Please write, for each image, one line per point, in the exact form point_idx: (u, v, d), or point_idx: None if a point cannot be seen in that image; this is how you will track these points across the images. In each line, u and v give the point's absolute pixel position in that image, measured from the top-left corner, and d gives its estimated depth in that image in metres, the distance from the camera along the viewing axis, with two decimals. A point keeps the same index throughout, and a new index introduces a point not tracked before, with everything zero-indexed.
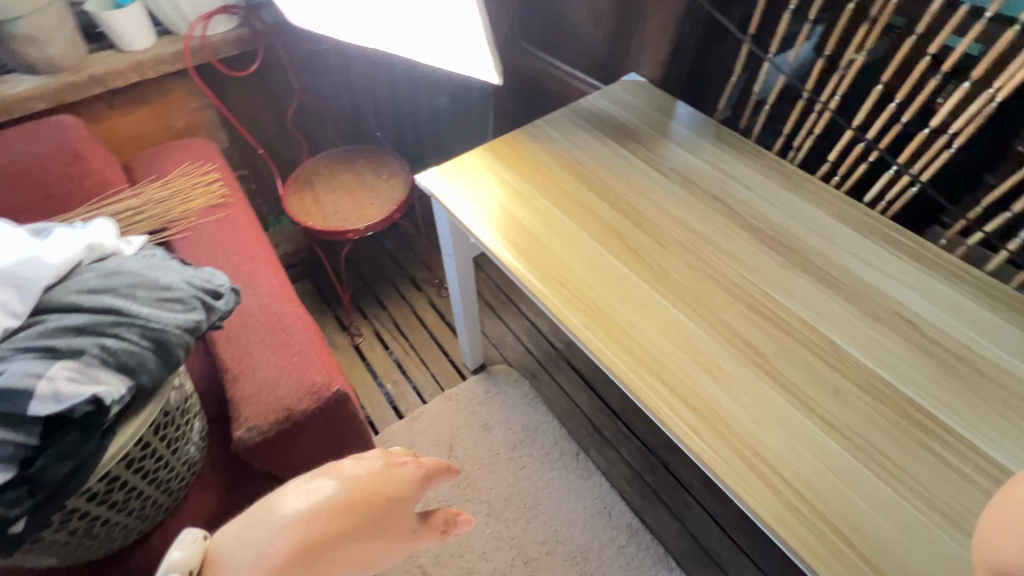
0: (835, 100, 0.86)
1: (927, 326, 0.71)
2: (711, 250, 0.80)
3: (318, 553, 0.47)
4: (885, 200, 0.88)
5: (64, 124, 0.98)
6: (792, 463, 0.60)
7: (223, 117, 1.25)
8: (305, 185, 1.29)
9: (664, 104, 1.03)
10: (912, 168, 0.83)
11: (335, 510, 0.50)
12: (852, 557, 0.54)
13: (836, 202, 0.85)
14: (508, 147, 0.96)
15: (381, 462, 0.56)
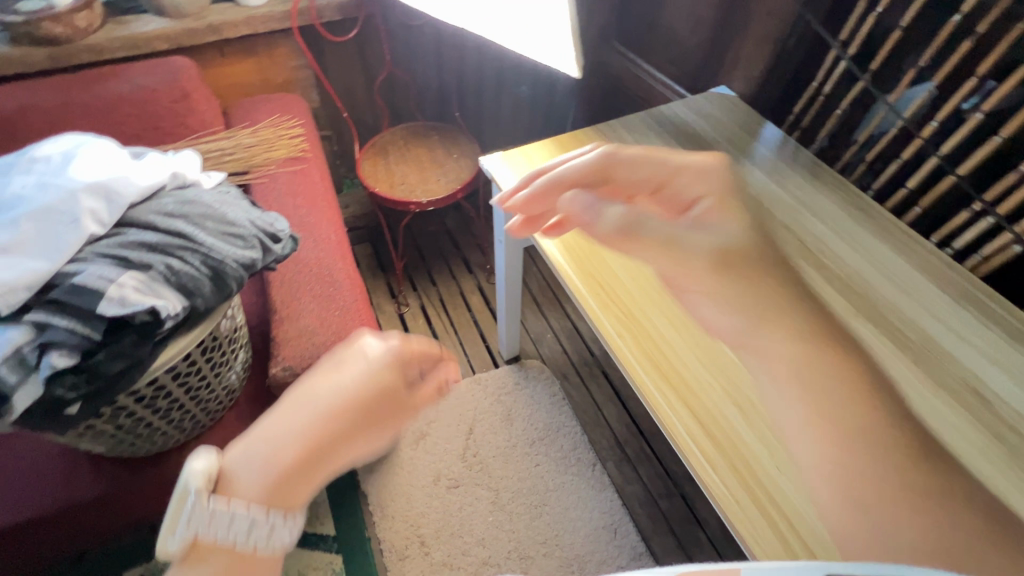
0: (933, 126, 0.76)
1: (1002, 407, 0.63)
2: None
3: (324, 457, 0.47)
4: (981, 255, 0.77)
5: (178, 64, 1.08)
6: (809, 518, 0.55)
7: (316, 78, 1.32)
8: (379, 152, 1.34)
9: (748, 122, 0.97)
10: (1015, 226, 0.71)
11: (336, 414, 0.49)
12: None
13: (923, 254, 0.78)
14: (576, 143, 0.94)
15: (363, 364, 0.53)
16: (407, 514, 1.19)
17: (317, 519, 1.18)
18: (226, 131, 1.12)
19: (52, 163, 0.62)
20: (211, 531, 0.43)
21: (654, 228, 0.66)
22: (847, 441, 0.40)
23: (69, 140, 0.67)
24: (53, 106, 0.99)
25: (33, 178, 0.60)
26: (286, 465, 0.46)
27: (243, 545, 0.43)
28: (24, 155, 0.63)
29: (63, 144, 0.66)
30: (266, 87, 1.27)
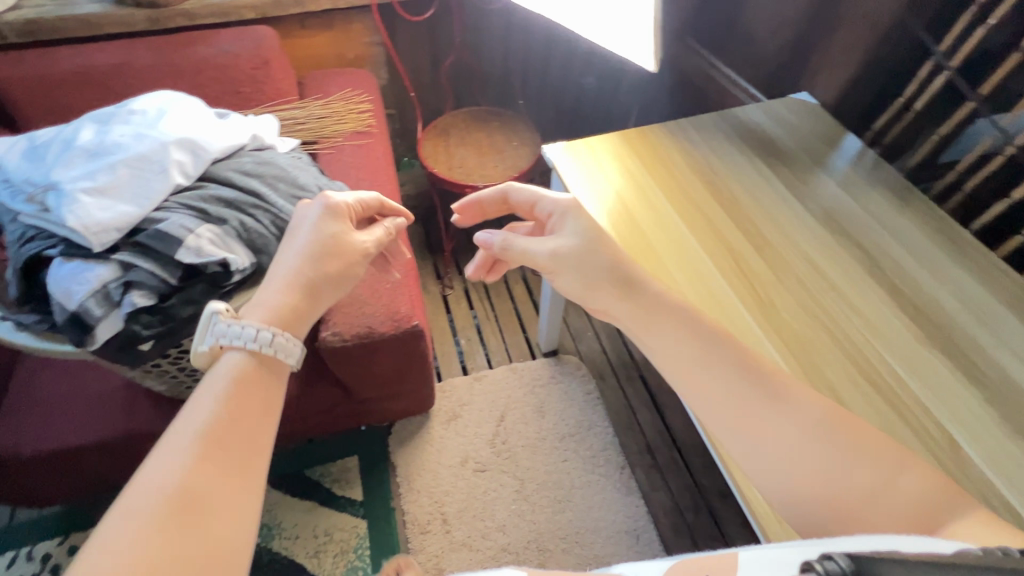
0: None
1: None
2: (835, 298, 0.72)
3: (320, 288, 0.55)
4: None
5: (262, 32, 1.12)
6: None
7: (388, 57, 1.34)
8: (441, 134, 1.36)
9: (827, 131, 0.92)
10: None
11: (313, 258, 0.55)
12: None
13: (1016, 290, 0.71)
14: (642, 138, 0.92)
15: (321, 219, 0.58)
16: (433, 490, 1.21)
17: (348, 483, 1.22)
18: (299, 100, 1.16)
19: (145, 115, 0.66)
20: (231, 342, 0.47)
21: (525, 261, 0.62)
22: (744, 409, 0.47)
23: (159, 97, 0.70)
24: (148, 65, 1.05)
25: (129, 127, 0.64)
26: (285, 303, 0.53)
27: (259, 341, 0.47)
28: (121, 107, 0.67)
29: (155, 100, 0.69)
30: (339, 62, 1.31)
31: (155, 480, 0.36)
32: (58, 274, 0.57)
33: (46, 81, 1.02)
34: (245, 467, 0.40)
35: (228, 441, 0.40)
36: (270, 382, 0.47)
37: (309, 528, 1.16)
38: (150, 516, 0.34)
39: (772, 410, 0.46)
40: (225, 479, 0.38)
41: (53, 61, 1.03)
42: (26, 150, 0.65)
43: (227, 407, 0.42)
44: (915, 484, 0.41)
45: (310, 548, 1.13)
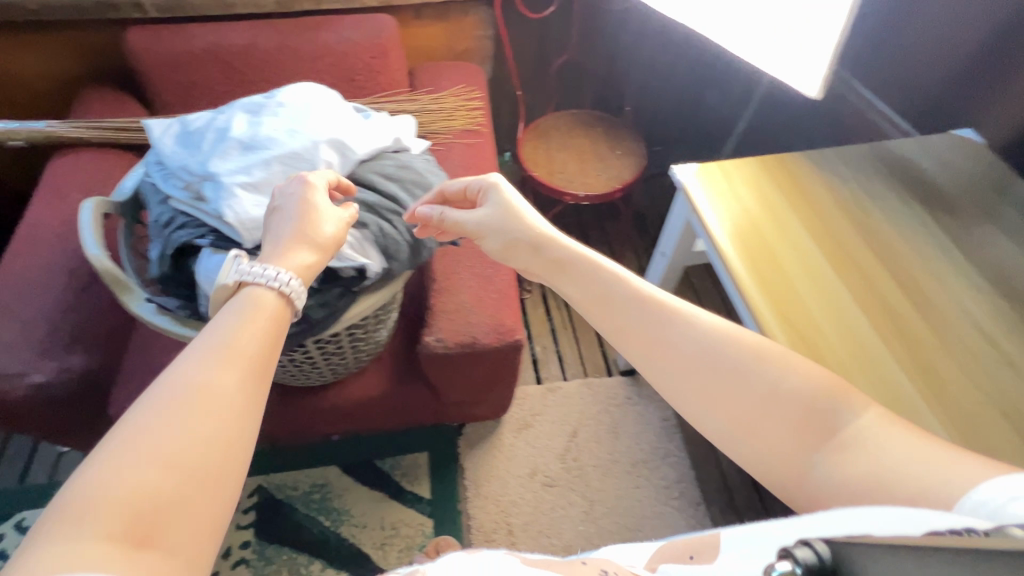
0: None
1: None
2: (1010, 376, 0.64)
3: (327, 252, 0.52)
4: None
5: (382, 21, 1.11)
6: None
7: (497, 52, 1.31)
8: (542, 135, 1.31)
9: (997, 178, 0.82)
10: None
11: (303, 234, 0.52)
12: None
13: None
14: (781, 167, 0.85)
15: (297, 201, 0.54)
16: (500, 498, 1.20)
17: (416, 478, 1.22)
18: (410, 92, 1.15)
19: (294, 109, 0.65)
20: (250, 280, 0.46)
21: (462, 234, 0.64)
22: (693, 376, 0.49)
23: (304, 88, 0.69)
24: (272, 48, 1.06)
25: (280, 121, 0.63)
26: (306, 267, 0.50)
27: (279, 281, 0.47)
28: (269, 97, 0.67)
29: (301, 92, 0.68)
30: (448, 54, 1.28)
31: (167, 380, 0.37)
32: (205, 266, 0.58)
33: (178, 57, 1.04)
34: (257, 377, 0.40)
35: (241, 353, 0.40)
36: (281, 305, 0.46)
37: (377, 519, 1.17)
38: (166, 405, 0.35)
39: (711, 366, 0.49)
40: (237, 383, 0.39)
41: (186, 37, 1.05)
42: (182, 134, 0.66)
43: (239, 324, 0.42)
44: (805, 377, 0.46)
45: (377, 539, 1.14)
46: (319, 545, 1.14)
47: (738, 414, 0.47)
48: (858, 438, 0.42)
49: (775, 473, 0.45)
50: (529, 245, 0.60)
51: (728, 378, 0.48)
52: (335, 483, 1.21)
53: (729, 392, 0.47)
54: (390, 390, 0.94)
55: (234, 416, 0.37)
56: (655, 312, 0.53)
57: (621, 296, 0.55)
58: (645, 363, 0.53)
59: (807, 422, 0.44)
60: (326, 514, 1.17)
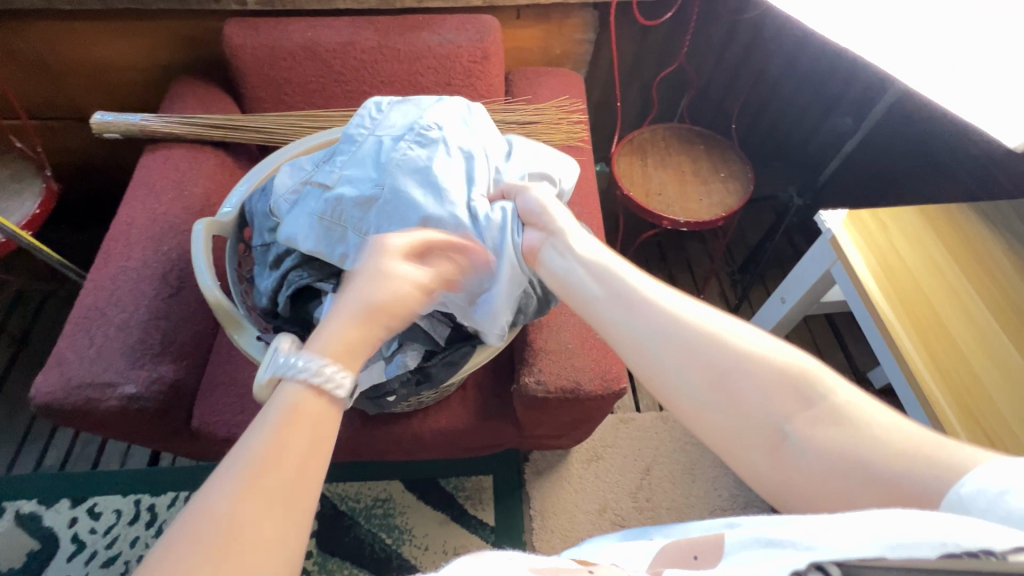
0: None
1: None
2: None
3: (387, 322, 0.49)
4: None
5: (487, 22, 1.04)
6: None
7: (597, 56, 1.22)
8: (637, 150, 1.22)
9: None
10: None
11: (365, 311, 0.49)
12: None
13: None
14: (947, 220, 0.74)
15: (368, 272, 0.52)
16: (566, 533, 1.14)
17: (481, 503, 1.17)
18: (507, 101, 1.07)
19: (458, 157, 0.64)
20: (295, 375, 0.43)
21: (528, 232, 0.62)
22: (677, 346, 0.47)
23: (456, 115, 0.67)
24: (372, 48, 1.01)
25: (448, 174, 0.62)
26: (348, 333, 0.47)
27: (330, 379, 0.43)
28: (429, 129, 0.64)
29: (457, 124, 0.66)
30: (544, 57, 1.20)
31: (197, 514, 0.35)
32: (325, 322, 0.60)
33: (276, 54, 1.00)
34: (291, 501, 0.37)
35: (279, 473, 0.37)
36: (322, 404, 0.43)
37: (438, 541, 1.13)
38: (192, 551, 0.33)
39: (699, 334, 0.47)
40: (268, 509, 0.36)
41: (284, 32, 1.01)
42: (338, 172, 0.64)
43: (274, 433, 0.39)
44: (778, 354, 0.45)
45: (438, 564, 1.11)
46: (379, 564, 1.11)
47: (713, 380, 0.45)
48: (836, 411, 0.41)
49: (743, 445, 0.44)
50: (603, 287, 0.53)
51: (706, 345, 0.46)
52: (398, 499, 1.18)
53: (709, 356, 0.46)
54: (475, 424, 0.88)
55: (256, 553, 0.34)
56: (637, 293, 0.51)
57: (628, 291, 0.52)
58: (620, 325, 0.51)
59: (784, 394, 0.43)
60: (388, 531, 1.14)
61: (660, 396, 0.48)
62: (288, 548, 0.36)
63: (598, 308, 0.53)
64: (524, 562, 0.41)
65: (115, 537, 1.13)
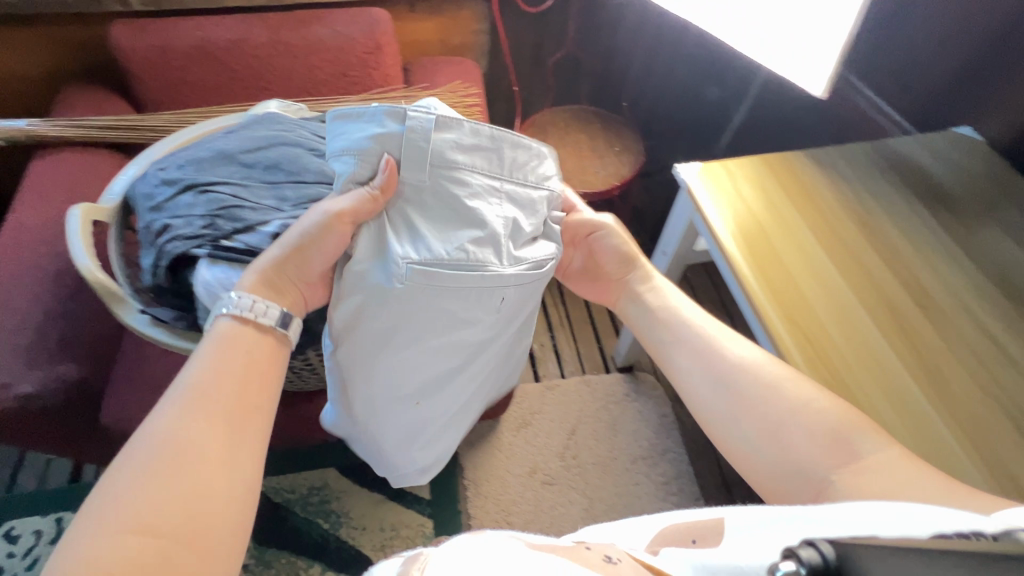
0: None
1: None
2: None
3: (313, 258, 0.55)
4: None
5: (376, 15, 1.09)
6: None
7: (494, 46, 1.29)
8: (538, 132, 1.30)
9: (997, 176, 0.83)
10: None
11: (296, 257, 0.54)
12: None
13: None
14: (786, 167, 0.85)
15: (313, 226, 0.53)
16: (500, 496, 1.20)
17: None
18: (405, 89, 1.12)
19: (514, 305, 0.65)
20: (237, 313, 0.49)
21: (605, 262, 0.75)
22: (742, 388, 0.56)
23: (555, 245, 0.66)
24: (263, 43, 1.03)
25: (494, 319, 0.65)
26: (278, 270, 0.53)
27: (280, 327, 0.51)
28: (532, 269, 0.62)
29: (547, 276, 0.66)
30: (442, 48, 1.25)
31: (148, 436, 0.41)
32: (206, 277, 0.55)
33: (166, 54, 1.01)
34: (239, 425, 0.44)
35: (218, 401, 0.44)
36: (258, 342, 0.50)
37: (376, 520, 1.16)
38: (143, 463, 0.39)
39: (766, 380, 0.55)
40: (216, 434, 0.42)
41: (173, 33, 1.02)
42: (430, 210, 0.58)
43: (218, 367, 0.46)
44: (829, 405, 0.51)
45: (376, 542, 1.14)
46: (319, 548, 1.13)
47: (766, 429, 0.52)
48: (880, 463, 0.46)
49: (792, 489, 0.49)
50: (691, 346, 0.62)
51: (764, 397, 0.54)
52: (333, 486, 1.20)
53: (758, 397, 0.54)
54: None
55: (205, 474, 0.40)
56: (707, 347, 0.61)
57: (706, 347, 0.61)
58: (696, 376, 0.60)
59: (831, 448, 0.48)
60: (326, 517, 1.16)
61: (718, 440, 0.57)
62: (237, 471, 0.42)
63: (676, 364, 0.63)
64: (522, 539, 0.42)
65: (35, 559, 1.08)
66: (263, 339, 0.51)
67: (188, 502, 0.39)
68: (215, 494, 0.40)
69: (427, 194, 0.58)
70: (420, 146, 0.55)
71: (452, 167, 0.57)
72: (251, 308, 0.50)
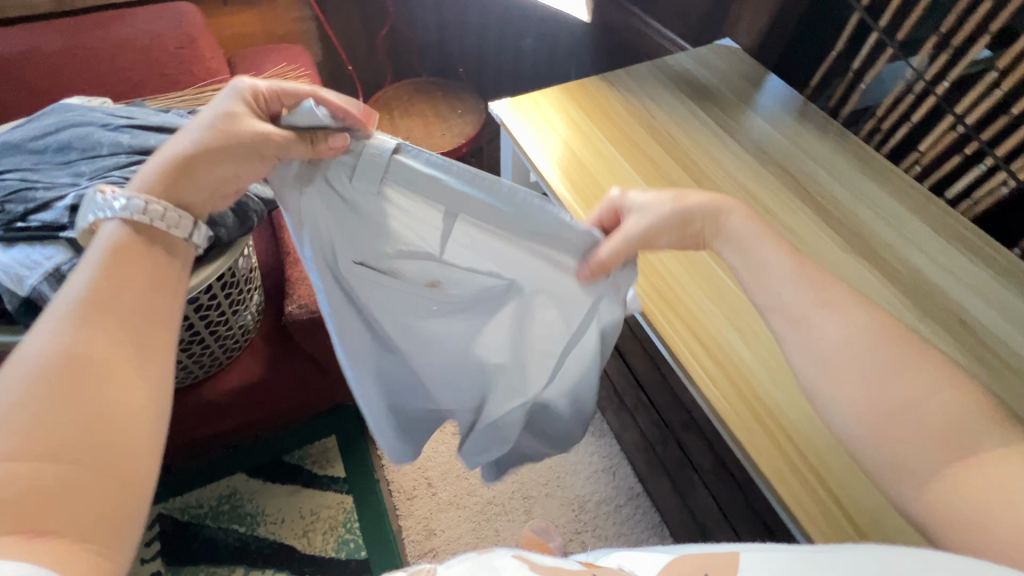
0: (946, 84, 0.77)
1: (999, 345, 0.67)
2: (789, 238, 0.77)
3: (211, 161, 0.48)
4: (971, 199, 0.81)
5: (185, 11, 1.08)
6: (801, 425, 0.64)
7: (322, 32, 1.31)
8: (383, 107, 1.34)
9: (753, 75, 0.99)
10: (1012, 165, 0.74)
11: (194, 158, 0.47)
12: (830, 509, 0.60)
13: (904, 187, 0.82)
14: (584, 92, 0.96)
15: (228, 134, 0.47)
16: (414, 456, 1.24)
17: (328, 462, 1.22)
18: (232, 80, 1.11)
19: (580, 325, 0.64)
20: (134, 221, 0.44)
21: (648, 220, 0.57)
22: (860, 354, 0.46)
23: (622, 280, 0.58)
24: (58, 51, 0.98)
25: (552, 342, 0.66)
26: (168, 167, 0.46)
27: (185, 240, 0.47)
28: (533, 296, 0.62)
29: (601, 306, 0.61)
30: (268, 39, 1.25)
31: (34, 355, 0.36)
32: (3, 261, 0.55)
33: None
34: (142, 343, 0.41)
35: (110, 316, 0.40)
36: (162, 259, 0.45)
37: (294, 510, 1.16)
38: (28, 380, 0.35)
39: (883, 352, 0.45)
40: (121, 357, 0.39)
41: None
42: (350, 223, 0.56)
43: (114, 278, 0.41)
44: (955, 395, 0.42)
45: (299, 529, 1.14)
46: (239, 552, 1.11)
47: (873, 410, 0.45)
48: (995, 466, 0.39)
49: (889, 479, 0.44)
50: (786, 315, 0.51)
51: (892, 381, 0.44)
52: (243, 489, 1.17)
53: (851, 364, 0.46)
54: (269, 373, 0.96)
55: (101, 401, 0.37)
56: (820, 314, 0.49)
57: (814, 315, 0.49)
58: (801, 343, 0.50)
59: (934, 442, 0.42)
60: (241, 521, 1.14)
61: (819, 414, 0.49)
62: (136, 385, 0.39)
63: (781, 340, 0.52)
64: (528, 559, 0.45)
65: None
66: (157, 250, 0.45)
67: (95, 428, 0.36)
68: (125, 418, 0.38)
69: (366, 206, 0.55)
70: (378, 165, 0.52)
71: (410, 192, 0.54)
72: (162, 218, 0.45)
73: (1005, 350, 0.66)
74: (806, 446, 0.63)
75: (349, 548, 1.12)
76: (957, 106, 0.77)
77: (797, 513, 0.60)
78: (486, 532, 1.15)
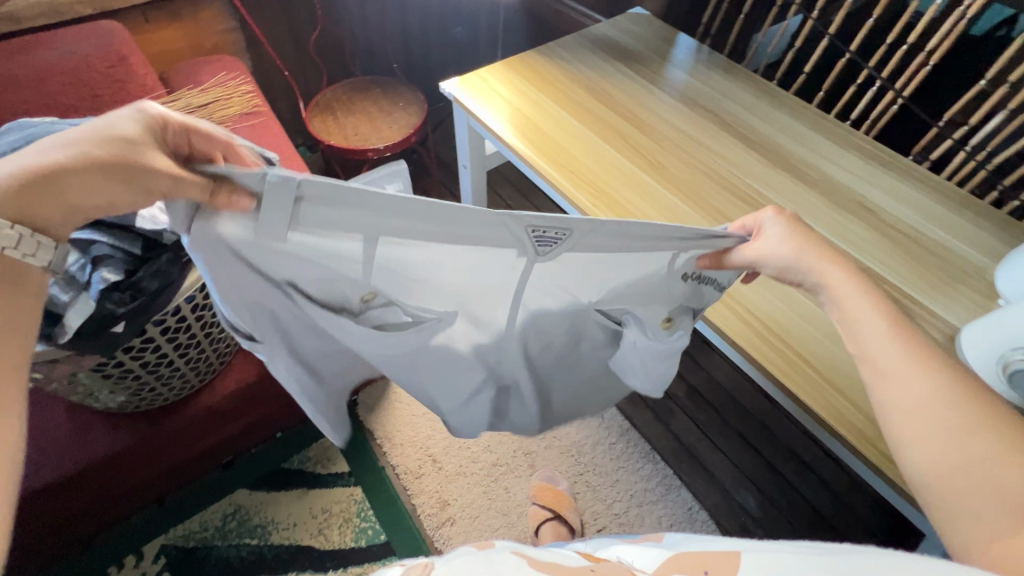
0: (815, 11, 0.92)
1: (897, 222, 0.82)
2: (722, 163, 0.89)
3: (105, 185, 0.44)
4: (872, 118, 0.96)
5: (109, 28, 1.06)
6: (762, 307, 0.77)
7: (250, 39, 1.31)
8: (325, 109, 1.36)
9: (667, 34, 1.12)
10: (897, 86, 0.89)
11: (84, 177, 0.43)
12: (798, 366, 0.72)
13: (809, 114, 0.97)
14: (523, 65, 1.04)
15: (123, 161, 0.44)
16: (414, 438, 1.28)
17: (330, 460, 1.23)
18: (170, 94, 1.10)
19: (571, 292, 0.63)
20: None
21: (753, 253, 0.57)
22: (946, 414, 0.43)
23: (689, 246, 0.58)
24: None
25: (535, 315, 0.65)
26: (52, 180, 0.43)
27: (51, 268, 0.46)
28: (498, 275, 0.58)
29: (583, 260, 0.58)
30: (197, 53, 1.24)
31: None
32: None
33: None
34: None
35: None
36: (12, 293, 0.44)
37: (304, 512, 1.16)
38: None
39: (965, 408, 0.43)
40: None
41: None
42: (278, 256, 0.50)
43: None
44: None
45: (313, 530, 1.14)
46: (254, 564, 1.10)
47: (948, 468, 0.42)
48: None
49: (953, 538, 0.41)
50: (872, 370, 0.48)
51: (985, 452, 0.40)
52: (247, 504, 1.16)
53: (926, 420, 0.43)
54: (265, 371, 0.97)
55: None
56: (909, 376, 0.45)
57: (898, 374, 0.46)
58: (883, 393, 0.47)
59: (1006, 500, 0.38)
60: (252, 534, 1.13)
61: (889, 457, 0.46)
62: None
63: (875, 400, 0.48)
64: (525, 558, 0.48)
65: None
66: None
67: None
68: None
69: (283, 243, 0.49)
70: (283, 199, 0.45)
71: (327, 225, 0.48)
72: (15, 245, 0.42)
73: (900, 224, 0.82)
74: (769, 323, 0.76)
75: (368, 535, 1.14)
76: (832, 28, 0.92)
77: (774, 375, 0.72)
78: (497, 491, 1.21)
